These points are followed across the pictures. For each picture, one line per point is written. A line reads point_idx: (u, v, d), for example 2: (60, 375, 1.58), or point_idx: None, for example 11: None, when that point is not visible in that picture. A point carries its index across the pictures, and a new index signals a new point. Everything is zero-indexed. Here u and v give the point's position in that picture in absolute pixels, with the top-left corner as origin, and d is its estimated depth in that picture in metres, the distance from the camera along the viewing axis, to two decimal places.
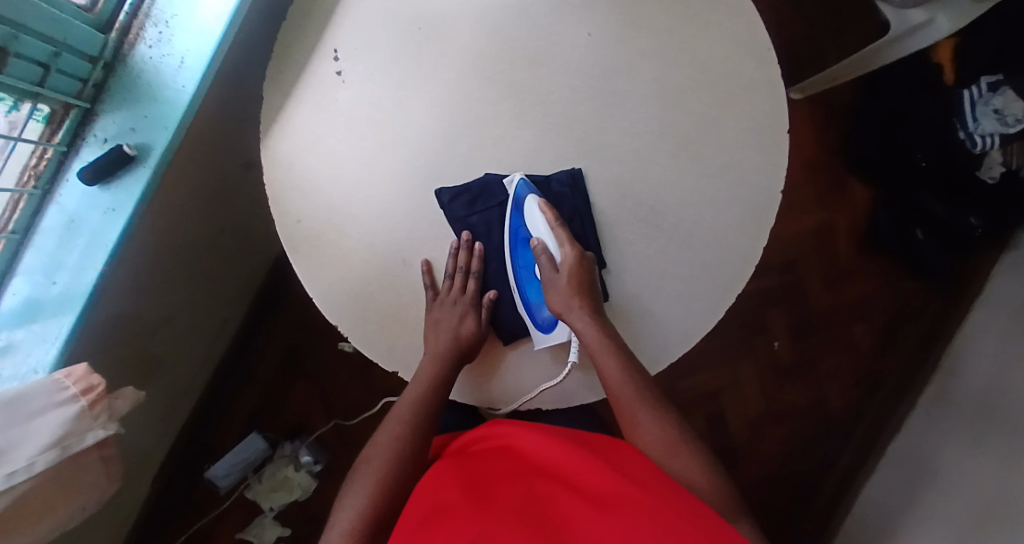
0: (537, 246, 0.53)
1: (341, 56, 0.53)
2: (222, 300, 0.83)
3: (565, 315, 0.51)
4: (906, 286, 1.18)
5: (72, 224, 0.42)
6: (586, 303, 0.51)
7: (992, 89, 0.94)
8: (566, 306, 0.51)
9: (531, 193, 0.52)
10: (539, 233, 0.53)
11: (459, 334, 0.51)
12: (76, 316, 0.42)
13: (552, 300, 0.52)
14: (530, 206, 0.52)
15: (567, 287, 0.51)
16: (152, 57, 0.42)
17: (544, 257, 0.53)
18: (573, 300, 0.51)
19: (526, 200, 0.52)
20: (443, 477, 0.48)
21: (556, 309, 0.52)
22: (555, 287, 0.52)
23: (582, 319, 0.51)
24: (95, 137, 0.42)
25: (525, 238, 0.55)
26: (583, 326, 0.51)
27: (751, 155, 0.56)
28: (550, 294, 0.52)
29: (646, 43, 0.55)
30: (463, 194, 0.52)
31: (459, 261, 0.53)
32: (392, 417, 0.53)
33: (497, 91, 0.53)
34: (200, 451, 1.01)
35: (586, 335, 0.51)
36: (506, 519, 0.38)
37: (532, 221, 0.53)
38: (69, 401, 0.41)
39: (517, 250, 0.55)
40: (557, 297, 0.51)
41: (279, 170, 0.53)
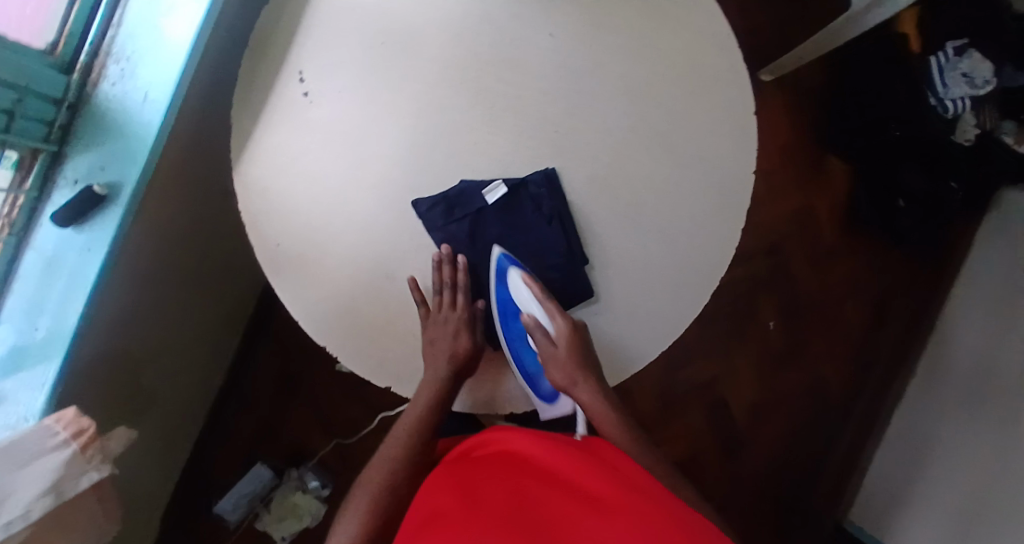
0: (528, 321, 0.54)
1: (307, 78, 0.53)
2: (213, 332, 0.83)
3: (571, 389, 0.54)
4: (894, 255, 1.18)
5: (52, 265, 0.42)
6: (588, 378, 0.54)
7: (958, 53, 0.99)
8: (570, 381, 0.53)
9: (513, 265, 0.53)
10: (531, 310, 0.54)
11: (456, 350, 0.51)
12: (61, 359, 0.42)
13: (555, 377, 0.54)
14: (513, 279, 0.53)
15: (566, 362, 0.53)
16: (116, 94, 0.42)
17: (538, 333, 0.53)
18: (577, 376, 0.53)
19: (508, 270, 0.53)
20: (440, 484, 0.48)
21: (562, 385, 0.54)
22: (556, 361, 0.53)
23: (587, 392, 0.54)
24: (66, 179, 0.42)
25: (514, 310, 0.55)
26: (589, 399, 0.54)
27: (724, 140, 0.57)
28: (552, 370, 0.54)
29: (609, 39, 0.56)
30: (440, 203, 0.52)
31: (444, 276, 0.52)
32: (393, 435, 0.53)
33: (468, 98, 0.54)
34: (204, 486, 1.00)
35: (591, 405, 0.54)
36: (497, 524, 0.38)
37: (518, 294, 0.53)
38: (60, 446, 0.41)
39: (509, 322, 0.55)
40: (559, 373, 0.53)
41: (254, 196, 0.53)
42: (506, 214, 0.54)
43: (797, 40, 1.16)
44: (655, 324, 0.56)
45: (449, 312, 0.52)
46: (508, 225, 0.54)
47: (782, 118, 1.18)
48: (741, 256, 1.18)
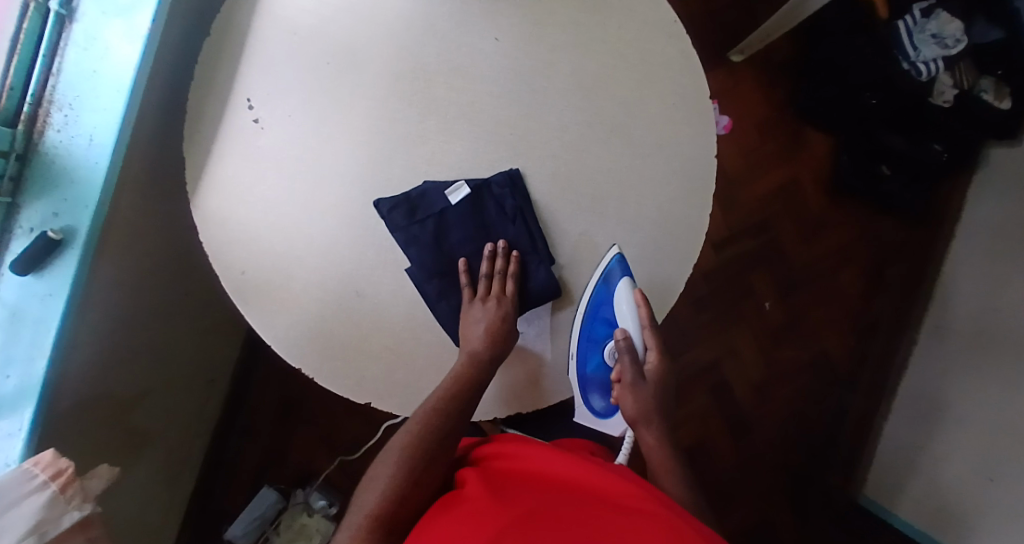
0: (620, 336, 0.54)
1: (255, 104, 0.54)
2: (203, 361, 0.84)
3: (638, 425, 0.55)
4: (885, 223, 1.17)
5: (15, 316, 0.42)
6: (659, 422, 0.55)
7: (924, 15, 1.00)
8: (643, 417, 0.55)
9: (625, 275, 0.53)
10: (625, 325, 0.55)
11: (490, 331, 0.51)
12: (35, 406, 0.43)
13: (627, 407, 0.55)
14: (622, 292, 0.54)
15: (648, 396, 0.55)
16: (62, 140, 0.43)
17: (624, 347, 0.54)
18: (651, 415, 0.55)
19: (618, 282, 0.54)
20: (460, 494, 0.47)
21: (630, 416, 0.55)
22: (636, 388, 0.55)
23: (654, 433, 0.55)
24: (21, 228, 0.42)
25: (603, 318, 0.56)
26: (650, 441, 0.55)
27: (681, 127, 0.57)
28: (626, 396, 0.55)
29: (554, 38, 0.55)
30: (404, 205, 0.52)
31: (495, 266, 0.54)
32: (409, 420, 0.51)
33: (418, 110, 0.54)
34: (214, 515, 1.02)
35: (650, 447, 0.55)
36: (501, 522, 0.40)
37: (622, 309, 0.54)
38: (39, 489, 0.42)
39: (590, 323, 0.56)
40: (635, 405, 0.55)
41: (215, 226, 0.54)
42: (470, 214, 0.54)
43: (763, 16, 1.15)
44: None
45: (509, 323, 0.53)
46: (473, 227, 0.54)
47: (757, 96, 1.18)
48: (729, 237, 1.17)
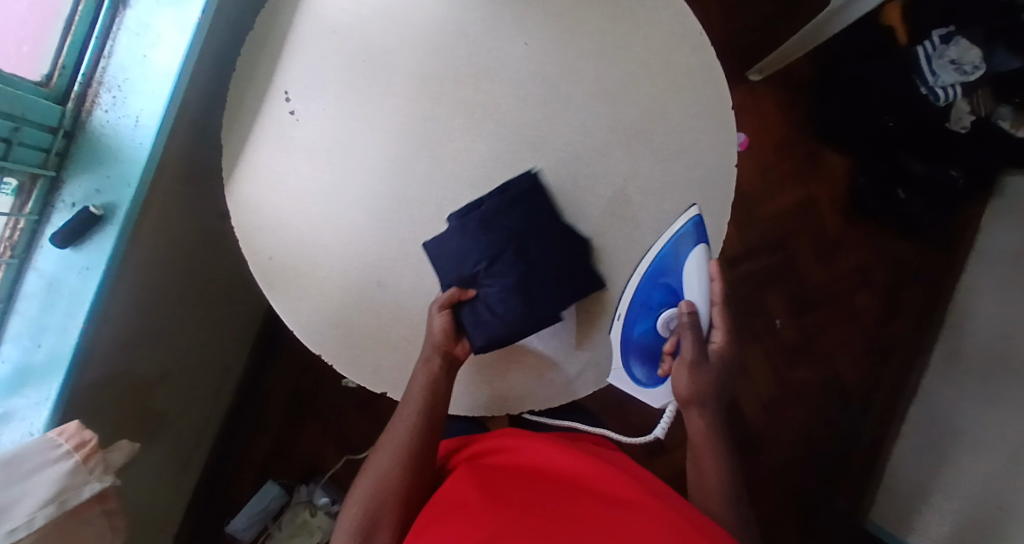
0: (683, 305, 0.54)
1: (292, 97, 0.56)
2: (219, 351, 0.85)
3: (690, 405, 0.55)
4: (900, 245, 1.17)
5: (52, 286, 0.44)
6: (711, 407, 0.56)
7: (944, 41, 0.98)
8: (699, 398, 0.55)
9: (700, 247, 0.55)
10: (692, 295, 0.54)
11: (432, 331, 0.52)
12: (62, 377, 0.44)
13: (683, 383, 0.54)
14: (693, 263, 0.54)
15: (707, 379, 0.54)
16: (109, 120, 0.44)
17: (689, 317, 0.53)
18: (707, 397, 0.55)
19: (691, 252, 0.54)
20: (456, 485, 0.51)
21: (683, 394, 0.55)
22: (696, 363, 0.54)
23: (703, 416, 0.56)
24: (64, 203, 0.44)
25: (665, 287, 0.55)
26: (697, 424, 0.56)
27: (703, 136, 0.57)
28: (684, 370, 0.54)
29: (582, 45, 0.57)
30: (447, 238, 0.53)
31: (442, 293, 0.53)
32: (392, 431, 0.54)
33: (447, 109, 0.56)
34: (218, 507, 1.02)
35: (698, 428, 0.57)
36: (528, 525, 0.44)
37: (694, 280, 0.54)
38: (62, 458, 0.42)
39: (654, 287, 0.54)
40: (692, 381, 0.54)
41: (247, 212, 0.55)
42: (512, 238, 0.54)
43: (782, 38, 1.17)
44: None
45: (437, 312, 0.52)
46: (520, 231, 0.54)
47: (775, 115, 1.19)
48: (743, 253, 1.17)
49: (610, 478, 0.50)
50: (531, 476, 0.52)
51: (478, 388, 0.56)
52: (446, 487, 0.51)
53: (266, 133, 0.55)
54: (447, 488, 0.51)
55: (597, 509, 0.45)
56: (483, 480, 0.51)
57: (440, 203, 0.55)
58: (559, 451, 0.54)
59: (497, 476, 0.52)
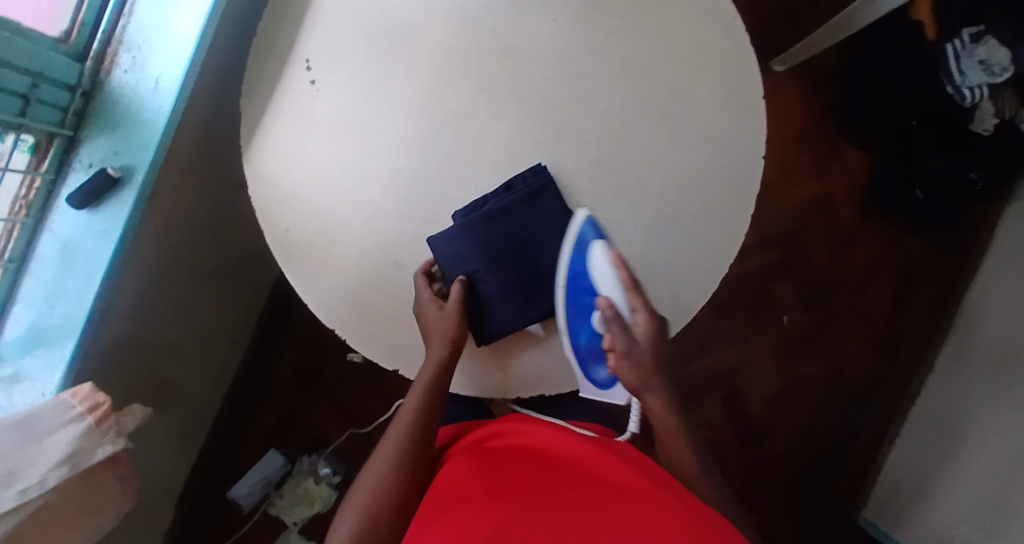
0: (604, 304, 0.53)
1: (314, 66, 0.55)
2: (229, 319, 0.84)
3: (640, 390, 0.56)
4: (911, 246, 1.16)
5: (68, 249, 0.44)
6: (660, 387, 0.56)
7: (974, 40, 0.98)
8: (643, 382, 0.55)
9: (598, 240, 0.52)
10: (608, 292, 0.53)
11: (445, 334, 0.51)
12: (76, 341, 0.44)
13: (626, 373, 0.55)
14: (597, 260, 0.52)
15: (647, 363, 0.54)
16: (129, 81, 0.43)
17: (613, 316, 0.52)
18: (651, 379, 0.55)
19: (591, 247, 0.52)
20: (455, 472, 0.53)
21: (631, 383, 0.55)
22: (630, 355, 0.54)
23: (655, 396, 0.56)
24: (81, 163, 0.43)
25: (585, 291, 0.53)
26: (654, 404, 0.57)
27: (729, 125, 0.56)
28: (623, 365, 0.54)
29: (612, 24, 0.55)
30: (451, 240, 0.53)
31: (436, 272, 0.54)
32: (399, 419, 0.56)
33: (471, 85, 0.54)
34: (221, 474, 1.03)
35: (658, 410, 0.57)
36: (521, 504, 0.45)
37: (604, 278, 0.52)
38: (76, 419, 0.43)
39: (575, 296, 0.53)
40: (633, 371, 0.54)
41: (266, 183, 0.55)
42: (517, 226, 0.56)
43: (809, 28, 1.14)
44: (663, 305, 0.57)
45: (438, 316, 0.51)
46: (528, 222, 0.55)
47: (796, 108, 1.17)
48: (754, 246, 1.16)
49: (601, 459, 0.51)
50: (526, 459, 0.53)
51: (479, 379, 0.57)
52: (446, 476, 0.53)
53: (283, 102, 0.54)
54: (447, 475, 0.53)
55: (587, 490, 0.46)
56: (480, 467, 0.52)
57: (460, 181, 0.54)
58: (554, 434, 0.55)
59: (494, 461, 0.53)
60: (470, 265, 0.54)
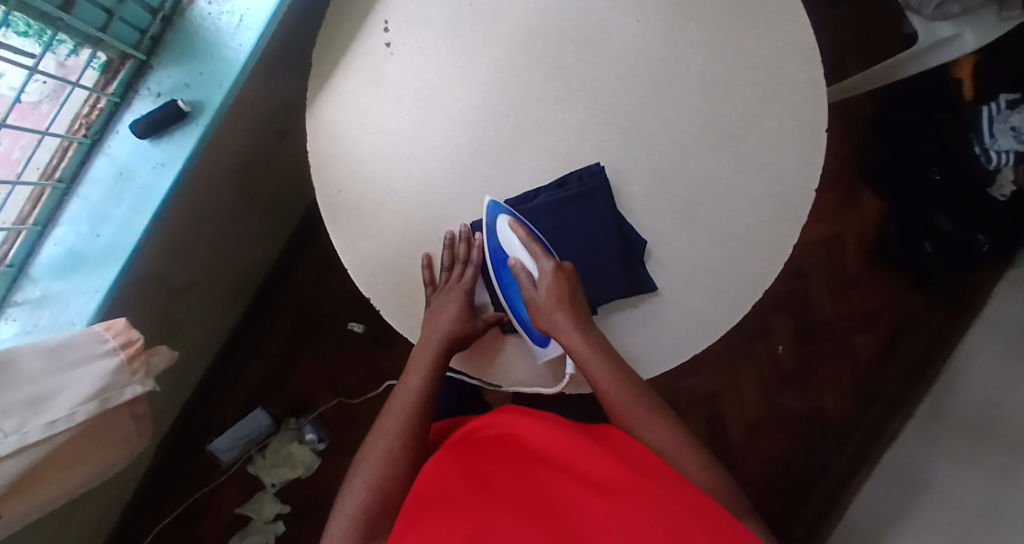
0: (514, 264, 0.53)
1: (392, 28, 0.54)
2: (239, 272, 0.82)
3: (554, 333, 0.52)
4: (913, 297, 1.18)
5: (122, 176, 0.42)
6: (572, 319, 0.51)
7: (1010, 107, 0.94)
8: (551, 324, 0.51)
9: (503, 212, 0.51)
10: (516, 253, 0.52)
11: (455, 324, 0.51)
12: (118, 269, 0.43)
13: (538, 318, 0.52)
14: (502, 228, 0.52)
15: (549, 302, 0.51)
16: (211, 13, 0.43)
17: (522, 274, 0.53)
18: (558, 318, 0.51)
19: (498, 219, 0.52)
20: (439, 472, 0.49)
21: (544, 327, 0.52)
22: (537, 302, 0.52)
23: (569, 334, 0.51)
24: (149, 91, 0.43)
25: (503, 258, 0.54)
26: (574, 342, 0.51)
27: (790, 153, 0.56)
28: (536, 313, 0.52)
29: (693, 35, 0.55)
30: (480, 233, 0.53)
31: (457, 252, 0.53)
32: (396, 397, 0.53)
33: (544, 73, 0.54)
34: (204, 425, 1.02)
35: (580, 351, 0.51)
36: (511, 507, 0.41)
37: (507, 240, 0.52)
38: (109, 354, 0.41)
39: (501, 267, 0.54)
40: (541, 316, 0.52)
41: (323, 139, 0.54)
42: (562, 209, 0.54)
43: (853, 69, 1.15)
44: (691, 322, 0.56)
45: (455, 283, 0.52)
46: (574, 217, 0.54)
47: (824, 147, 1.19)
48: None
49: (593, 457, 0.47)
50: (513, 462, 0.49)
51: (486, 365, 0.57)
52: (429, 474, 0.49)
53: (352, 59, 0.53)
54: (429, 474, 0.49)
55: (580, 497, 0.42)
56: (464, 471, 0.48)
57: (517, 167, 0.54)
58: (544, 429, 0.52)
59: (479, 464, 0.49)
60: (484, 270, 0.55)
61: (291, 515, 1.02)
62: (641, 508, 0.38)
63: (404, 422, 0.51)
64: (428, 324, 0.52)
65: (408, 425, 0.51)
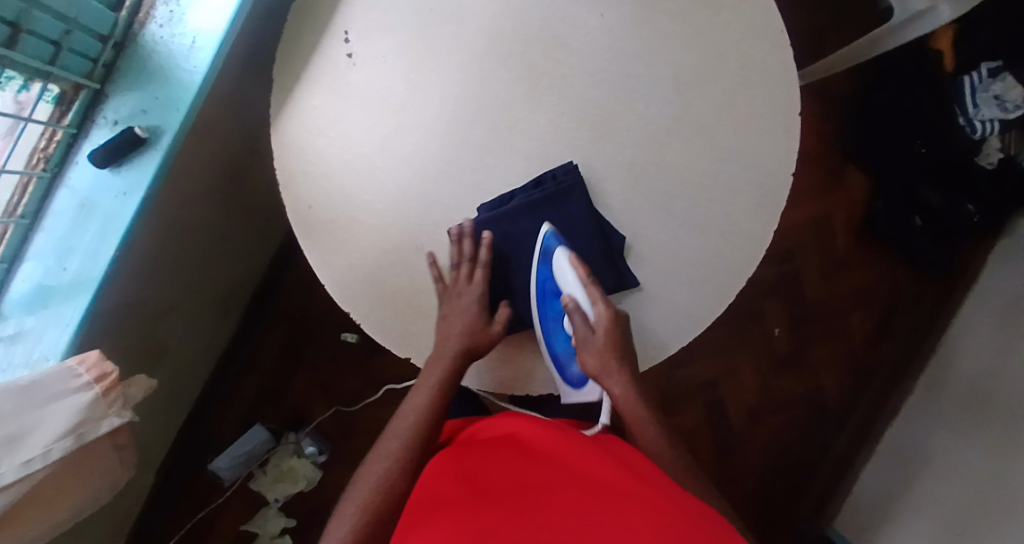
0: (567, 302, 0.51)
1: (352, 38, 0.53)
2: (224, 290, 0.81)
3: (602, 378, 0.51)
4: (905, 271, 1.18)
5: (84, 206, 0.42)
6: (624, 369, 0.51)
7: (992, 75, 0.97)
8: (602, 370, 0.51)
9: (559, 245, 0.51)
10: (571, 291, 0.51)
11: (470, 326, 0.50)
12: (89, 299, 0.42)
13: (587, 361, 0.51)
14: (558, 259, 0.51)
15: (604, 350, 0.51)
16: (163, 37, 0.42)
17: (577, 315, 0.51)
18: (610, 364, 0.51)
19: (553, 251, 0.51)
20: (442, 473, 0.47)
21: (591, 371, 0.51)
22: (590, 346, 0.51)
23: (619, 383, 0.51)
24: (106, 119, 0.42)
25: (553, 289, 0.53)
26: (621, 391, 0.51)
27: (765, 140, 0.55)
28: (586, 356, 0.51)
29: (660, 26, 0.54)
30: (468, 232, 0.52)
31: (465, 249, 0.52)
32: (414, 394, 0.52)
33: (512, 73, 0.53)
34: (201, 447, 1.01)
35: (623, 399, 0.51)
36: (505, 508, 0.40)
37: (561, 275, 0.51)
38: (82, 388, 0.41)
39: (546, 299, 0.53)
40: (593, 360, 0.51)
41: (291, 155, 0.53)
42: (539, 209, 0.52)
43: (832, 46, 1.14)
44: (677, 315, 0.56)
45: (464, 284, 0.51)
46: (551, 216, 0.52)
47: (808, 127, 1.18)
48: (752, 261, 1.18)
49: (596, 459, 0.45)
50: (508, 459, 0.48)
51: (494, 375, 0.56)
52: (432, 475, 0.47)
53: (313, 71, 0.53)
54: (432, 474, 0.48)
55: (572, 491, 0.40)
56: (465, 473, 0.46)
57: (491, 171, 0.53)
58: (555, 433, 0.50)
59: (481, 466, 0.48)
60: (511, 264, 0.54)
61: (297, 529, 1.02)
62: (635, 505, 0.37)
63: (405, 443, 0.50)
64: (441, 329, 0.51)
65: (410, 442, 0.50)
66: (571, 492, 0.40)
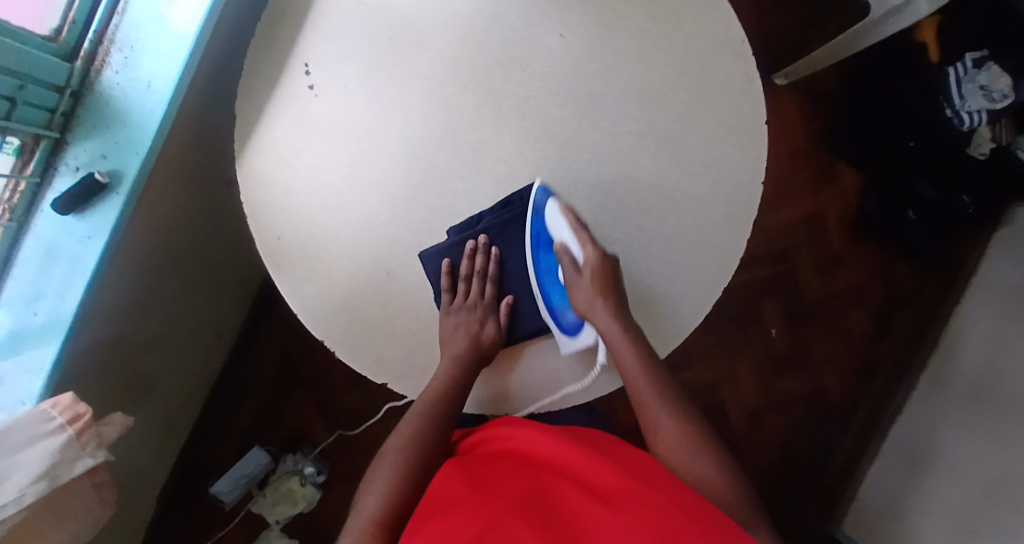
0: (559, 248, 0.53)
1: (313, 70, 0.54)
2: (212, 316, 0.82)
3: (590, 315, 0.52)
4: (901, 265, 1.16)
5: (51, 253, 0.43)
6: (614, 308, 0.52)
7: (977, 66, 0.95)
8: (589, 307, 0.52)
9: (550, 198, 0.52)
10: (562, 236, 0.53)
11: (479, 336, 0.52)
12: (58, 344, 0.43)
13: (577, 300, 0.53)
14: (551, 214, 0.52)
15: (590, 288, 0.52)
16: (119, 82, 0.44)
17: (567, 258, 0.53)
18: (596, 301, 0.52)
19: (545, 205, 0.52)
20: (450, 480, 0.46)
21: (581, 309, 0.53)
22: (577, 285, 0.53)
23: (607, 320, 0.52)
24: (67, 166, 0.44)
25: (548, 241, 0.54)
26: (609, 330, 0.51)
27: (732, 151, 0.55)
28: (576, 295, 0.53)
29: (620, 43, 0.54)
30: (448, 257, 0.52)
31: (476, 264, 0.53)
32: (420, 396, 0.51)
33: (475, 97, 0.53)
34: (201, 471, 1.02)
35: (613, 338, 0.51)
36: (505, 509, 0.38)
37: (554, 225, 0.53)
38: (56, 432, 0.41)
39: (540, 253, 0.54)
40: (581, 297, 0.52)
41: (258, 188, 0.54)
42: (509, 228, 0.52)
43: (814, 44, 1.14)
44: (652, 328, 0.56)
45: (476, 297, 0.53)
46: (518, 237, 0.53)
47: (795, 124, 1.17)
48: (744, 261, 1.17)
49: (603, 466, 0.42)
50: (520, 473, 0.44)
51: (488, 396, 0.56)
52: (441, 483, 0.46)
53: (275, 104, 0.54)
54: (440, 483, 0.46)
55: (591, 510, 0.37)
56: (474, 478, 0.45)
57: (458, 195, 0.53)
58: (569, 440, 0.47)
59: (490, 473, 0.45)
60: (508, 269, 0.55)
61: None
62: (634, 519, 0.34)
63: (409, 448, 0.49)
64: (447, 340, 0.52)
65: (405, 469, 0.48)
66: (577, 503, 0.38)
